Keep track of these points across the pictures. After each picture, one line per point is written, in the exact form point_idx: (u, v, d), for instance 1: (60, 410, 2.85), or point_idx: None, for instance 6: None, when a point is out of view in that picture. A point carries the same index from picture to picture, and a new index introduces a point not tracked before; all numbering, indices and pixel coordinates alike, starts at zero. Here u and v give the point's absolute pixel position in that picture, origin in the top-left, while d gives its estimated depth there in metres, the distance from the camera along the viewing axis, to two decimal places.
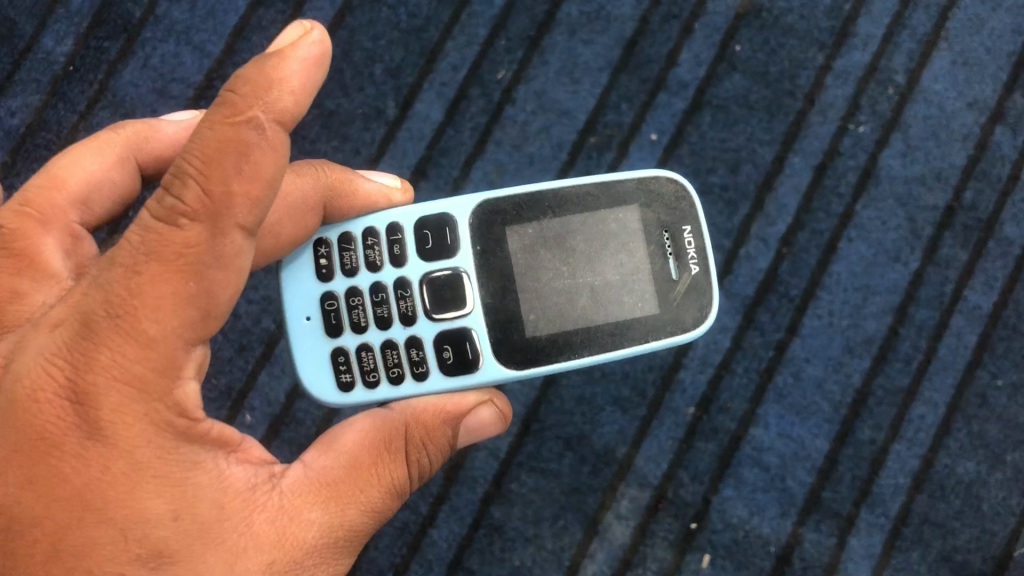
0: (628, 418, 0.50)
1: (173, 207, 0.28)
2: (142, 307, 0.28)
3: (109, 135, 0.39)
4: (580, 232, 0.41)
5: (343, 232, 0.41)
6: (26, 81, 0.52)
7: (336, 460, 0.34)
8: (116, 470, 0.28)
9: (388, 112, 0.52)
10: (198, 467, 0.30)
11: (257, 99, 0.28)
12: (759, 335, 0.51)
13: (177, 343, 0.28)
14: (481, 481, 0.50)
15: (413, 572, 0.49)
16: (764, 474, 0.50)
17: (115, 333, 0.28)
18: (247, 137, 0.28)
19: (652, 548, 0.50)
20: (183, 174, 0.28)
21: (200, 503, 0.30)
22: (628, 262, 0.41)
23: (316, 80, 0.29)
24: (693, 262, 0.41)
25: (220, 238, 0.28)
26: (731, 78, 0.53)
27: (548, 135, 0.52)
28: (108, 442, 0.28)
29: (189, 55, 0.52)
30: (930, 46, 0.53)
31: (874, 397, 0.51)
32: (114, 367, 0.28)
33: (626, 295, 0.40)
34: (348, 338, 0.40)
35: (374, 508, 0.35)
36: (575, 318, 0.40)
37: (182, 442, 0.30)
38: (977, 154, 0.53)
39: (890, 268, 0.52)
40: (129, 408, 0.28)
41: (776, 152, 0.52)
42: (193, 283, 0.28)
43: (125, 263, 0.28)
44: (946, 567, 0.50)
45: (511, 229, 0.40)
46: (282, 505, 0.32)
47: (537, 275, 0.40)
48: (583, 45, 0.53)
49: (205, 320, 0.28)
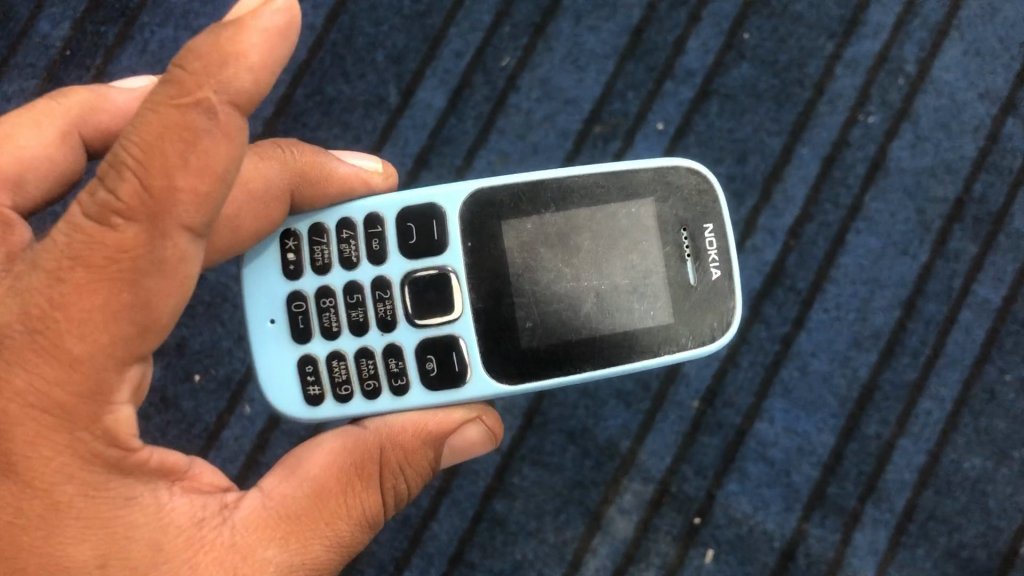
0: (631, 411, 0.50)
1: (106, 202, 0.26)
2: (64, 321, 0.26)
3: (50, 106, 0.37)
4: (585, 228, 0.40)
5: (313, 224, 0.40)
6: (22, 66, 0.51)
7: (298, 489, 0.34)
8: (32, 512, 0.28)
9: (390, 99, 0.51)
10: (132, 503, 0.30)
11: (208, 77, 0.25)
12: (765, 328, 0.50)
13: (106, 361, 0.27)
14: (482, 475, 0.49)
15: (412, 567, 0.49)
16: (768, 469, 0.50)
17: (33, 351, 0.27)
18: (195, 123, 0.25)
19: (655, 543, 0.49)
20: (119, 165, 0.26)
21: (133, 545, 0.29)
22: (640, 264, 0.40)
23: (281, 54, 0.26)
24: (713, 266, 0.40)
25: (161, 241, 0.26)
26: (739, 67, 0.52)
27: (553, 124, 0.51)
28: (22, 480, 0.28)
29: (188, 41, 0.51)
30: (942, 35, 0.52)
31: (882, 391, 0.50)
32: (30, 393, 0.27)
33: (635, 301, 0.39)
34: (316, 345, 0.39)
35: (342, 543, 0.34)
36: (577, 326, 0.39)
37: (112, 476, 0.29)
38: (988, 146, 0.52)
39: (899, 260, 0.51)
40: (49, 439, 0.28)
41: (784, 142, 0.51)
42: (126, 294, 0.26)
43: (49, 269, 0.26)
44: (951, 564, 0.50)
45: (508, 223, 0.39)
46: (234, 542, 0.32)
47: (537, 275, 0.39)
48: (589, 32, 0.52)
49: (142, 335, 0.27)
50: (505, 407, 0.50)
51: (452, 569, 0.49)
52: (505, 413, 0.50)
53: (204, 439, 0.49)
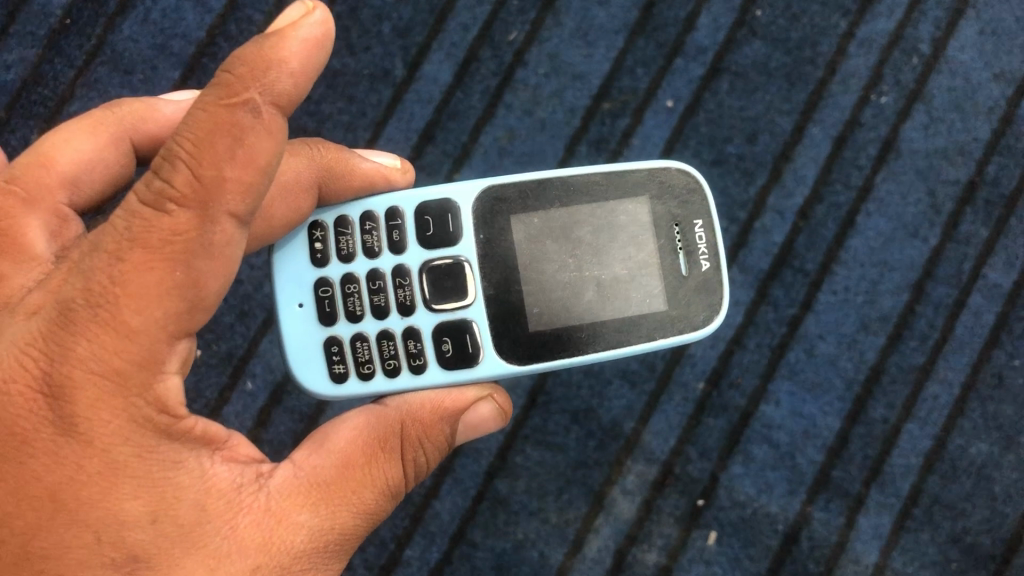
0: (636, 392, 0.49)
1: (162, 190, 0.27)
2: (123, 295, 0.26)
3: (104, 113, 0.37)
4: (586, 222, 0.39)
5: (339, 216, 0.39)
6: (21, 34, 0.50)
7: (327, 460, 0.33)
8: (91, 471, 0.27)
9: (396, 73, 0.50)
10: (180, 467, 0.29)
11: (253, 81, 0.27)
12: (773, 310, 0.50)
13: (161, 334, 0.27)
14: (485, 454, 0.49)
15: (414, 545, 0.49)
16: (773, 452, 0.49)
17: (93, 323, 0.27)
18: (242, 121, 0.27)
19: (658, 524, 0.49)
20: (173, 157, 0.27)
21: (180, 504, 0.29)
22: (637, 256, 0.39)
23: (318, 62, 0.28)
24: (704, 258, 0.40)
25: (211, 225, 0.27)
26: (751, 44, 0.51)
27: (561, 100, 0.50)
28: (82, 440, 0.27)
29: (190, 11, 0.50)
30: (958, 15, 0.51)
31: (888, 374, 0.50)
32: (92, 359, 0.27)
33: (633, 290, 0.39)
34: (341, 327, 0.38)
35: (368, 510, 0.33)
36: (579, 312, 0.39)
37: (162, 441, 0.29)
38: (1002, 127, 0.51)
39: (909, 243, 0.50)
40: (107, 404, 0.27)
41: (796, 121, 0.51)
42: (180, 272, 0.27)
43: (109, 248, 0.27)
44: (955, 549, 0.49)
45: (516, 217, 0.39)
46: (270, 506, 0.31)
47: (543, 266, 0.39)
48: (598, 6, 0.51)
49: (191, 312, 0.28)
50: (510, 386, 0.49)
51: (453, 547, 0.49)
52: (509, 392, 0.49)
53: (205, 414, 0.48)
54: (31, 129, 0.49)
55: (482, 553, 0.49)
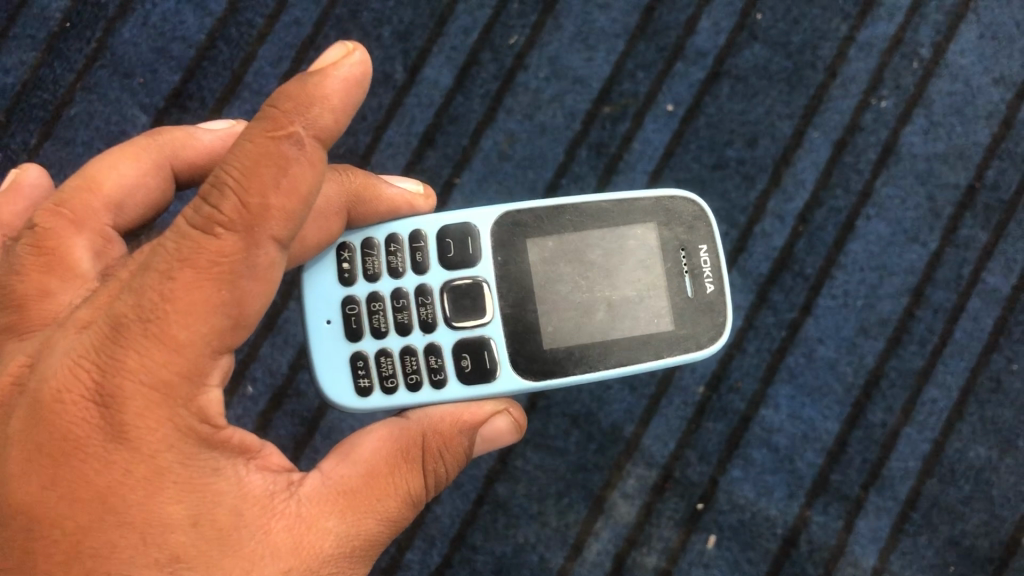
0: (636, 396, 0.49)
1: (211, 215, 0.27)
2: (173, 312, 0.27)
3: (146, 140, 0.38)
4: (598, 245, 0.40)
5: (365, 237, 0.39)
6: (20, 37, 0.50)
7: (354, 469, 0.33)
8: (139, 474, 0.28)
9: (396, 77, 0.50)
10: (219, 473, 0.30)
11: (297, 115, 0.28)
12: (772, 314, 0.50)
13: (205, 350, 0.28)
14: (486, 458, 0.49)
15: (415, 548, 0.49)
16: (772, 456, 0.50)
17: (143, 336, 0.27)
18: (287, 153, 0.27)
19: (658, 528, 0.49)
20: (221, 184, 0.27)
21: (219, 508, 0.29)
22: (646, 278, 0.40)
23: (354, 100, 0.29)
24: (709, 281, 0.40)
25: (255, 249, 0.28)
26: (751, 48, 0.51)
27: (561, 104, 0.50)
28: (131, 445, 0.27)
29: (190, 14, 0.50)
30: (958, 18, 0.51)
31: (887, 379, 0.50)
32: (141, 370, 0.27)
33: (642, 311, 0.39)
34: (366, 342, 0.39)
35: (391, 518, 0.33)
36: (590, 331, 0.39)
37: (203, 448, 0.29)
38: (1002, 131, 0.51)
39: (908, 248, 0.50)
40: (153, 412, 0.28)
41: (796, 126, 0.51)
42: (225, 292, 0.27)
43: (160, 267, 0.27)
44: (953, 552, 0.49)
45: (531, 241, 0.40)
46: (301, 512, 0.31)
47: (556, 287, 0.39)
48: (598, 10, 0.51)
49: (234, 328, 0.28)
50: None
51: (454, 551, 0.49)
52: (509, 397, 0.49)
53: None
54: (31, 132, 0.49)
55: (482, 557, 0.49)
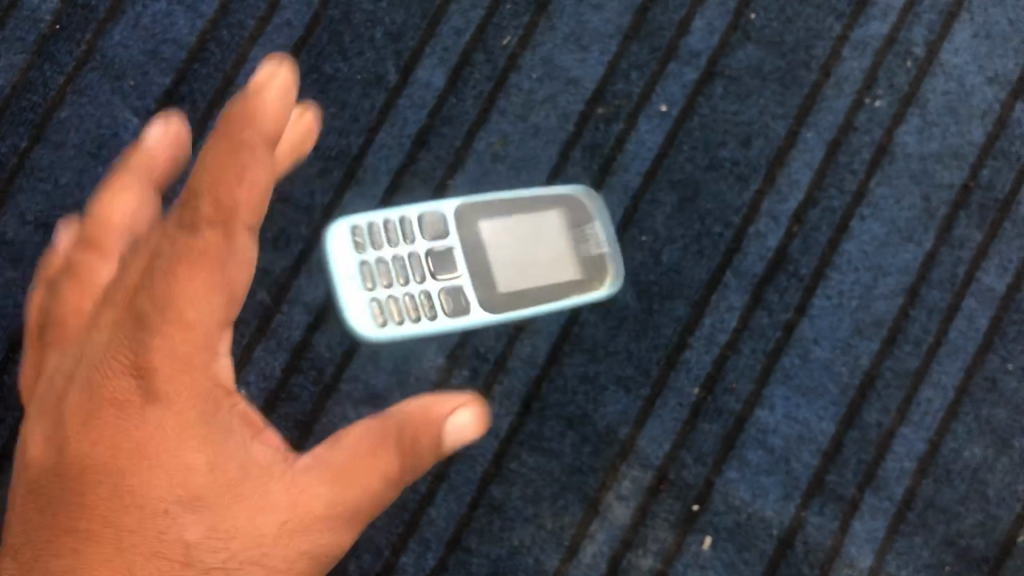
0: (631, 398, 0.49)
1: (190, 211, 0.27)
2: (174, 282, 0.27)
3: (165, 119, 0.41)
4: (507, 230, 0.46)
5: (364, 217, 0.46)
6: (9, 40, 0.49)
7: (342, 448, 0.33)
8: (168, 426, 0.28)
9: (388, 78, 0.50)
10: (232, 434, 0.30)
11: (249, 123, 0.27)
12: (767, 314, 0.50)
13: (212, 326, 0.28)
14: (480, 461, 0.49)
15: (410, 551, 0.48)
16: (768, 457, 0.49)
17: (151, 305, 0.27)
18: (253, 143, 0.27)
19: (653, 530, 0.49)
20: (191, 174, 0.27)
21: (233, 464, 0.30)
22: (550, 251, 0.47)
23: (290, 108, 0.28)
24: (603, 246, 0.47)
25: (233, 240, 0.27)
26: (745, 48, 0.51)
27: (554, 105, 0.50)
28: (164, 401, 0.28)
29: (181, 16, 0.50)
30: (952, 18, 0.51)
31: (882, 379, 0.50)
32: (163, 345, 0.27)
33: (549, 274, 0.46)
34: (380, 292, 0.45)
35: (378, 494, 0.33)
36: (506, 295, 0.46)
37: (220, 409, 0.30)
38: (996, 131, 0.51)
39: (903, 248, 0.50)
40: (180, 375, 0.28)
41: (790, 126, 0.50)
42: (205, 275, 0.27)
43: (153, 253, 0.27)
44: (949, 552, 0.49)
45: (451, 229, 0.46)
46: (296, 479, 0.31)
47: (472, 263, 0.46)
48: (591, 10, 0.51)
49: (228, 304, 0.28)
50: (504, 394, 0.49)
51: (449, 554, 0.48)
52: (504, 400, 0.49)
53: None
54: (20, 136, 0.49)
55: (477, 560, 0.49)
